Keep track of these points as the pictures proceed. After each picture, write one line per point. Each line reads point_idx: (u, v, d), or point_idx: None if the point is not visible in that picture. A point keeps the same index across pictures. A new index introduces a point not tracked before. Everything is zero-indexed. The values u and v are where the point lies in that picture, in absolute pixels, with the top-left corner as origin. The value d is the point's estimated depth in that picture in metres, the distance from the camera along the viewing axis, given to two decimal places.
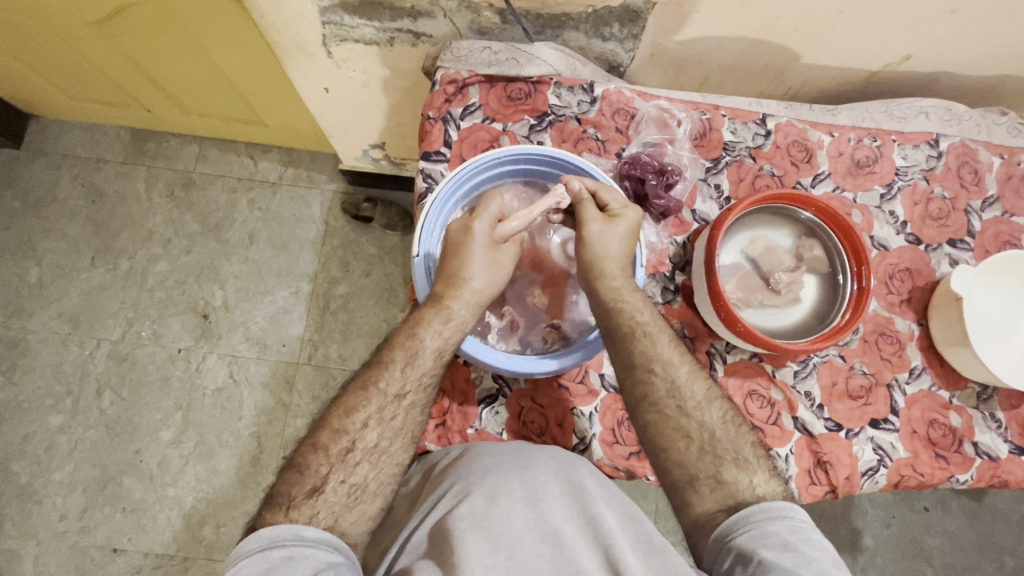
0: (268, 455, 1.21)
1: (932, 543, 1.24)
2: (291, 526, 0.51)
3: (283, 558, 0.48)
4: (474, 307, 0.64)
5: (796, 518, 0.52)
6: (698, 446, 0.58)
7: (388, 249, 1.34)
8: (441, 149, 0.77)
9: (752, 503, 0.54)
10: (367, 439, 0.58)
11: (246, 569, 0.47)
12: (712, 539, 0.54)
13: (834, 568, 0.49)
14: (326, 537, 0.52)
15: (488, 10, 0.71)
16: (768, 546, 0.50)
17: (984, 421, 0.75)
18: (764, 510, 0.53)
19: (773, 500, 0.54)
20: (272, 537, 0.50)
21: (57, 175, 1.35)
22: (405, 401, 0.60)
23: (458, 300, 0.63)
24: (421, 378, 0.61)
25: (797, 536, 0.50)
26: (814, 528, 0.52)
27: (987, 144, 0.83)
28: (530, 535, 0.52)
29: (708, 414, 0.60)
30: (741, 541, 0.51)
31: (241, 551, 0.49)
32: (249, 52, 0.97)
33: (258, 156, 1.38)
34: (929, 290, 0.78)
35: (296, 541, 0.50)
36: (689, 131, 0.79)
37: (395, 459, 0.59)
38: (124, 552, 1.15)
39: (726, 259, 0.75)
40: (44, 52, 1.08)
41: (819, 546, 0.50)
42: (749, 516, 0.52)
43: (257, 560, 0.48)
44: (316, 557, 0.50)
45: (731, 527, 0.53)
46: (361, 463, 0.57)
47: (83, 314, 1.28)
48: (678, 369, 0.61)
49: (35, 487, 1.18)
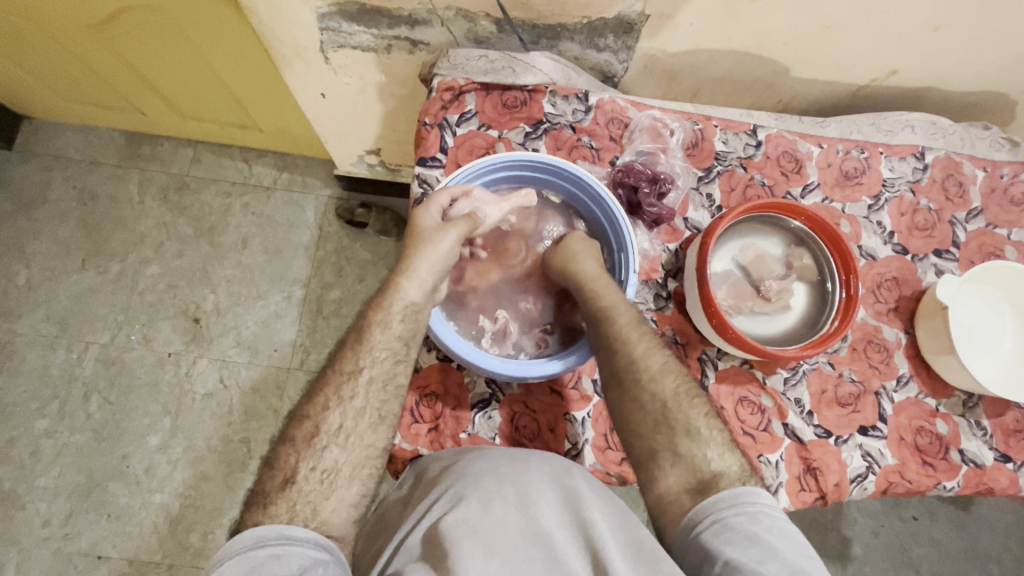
0: (257, 461, 1.20)
1: (921, 552, 1.25)
2: (278, 525, 0.50)
3: (268, 556, 0.48)
4: (425, 289, 0.64)
5: (757, 506, 0.52)
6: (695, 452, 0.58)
7: (382, 254, 1.34)
8: (437, 154, 0.77)
9: (716, 492, 0.53)
10: (330, 421, 0.57)
11: (230, 571, 0.46)
12: (679, 533, 0.53)
13: (798, 556, 0.49)
14: (311, 537, 0.50)
15: (484, 19, 0.73)
16: (732, 541, 0.49)
17: (969, 429, 0.76)
18: (727, 502, 0.52)
19: (737, 487, 0.54)
20: (257, 537, 0.49)
21: (49, 176, 1.34)
22: (391, 385, 0.60)
23: (408, 281, 0.63)
24: (393, 363, 0.61)
25: (761, 527, 0.50)
26: (778, 515, 0.51)
27: (972, 157, 0.85)
28: (523, 539, 0.52)
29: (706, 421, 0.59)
30: (705, 537, 0.51)
31: (226, 552, 0.48)
32: (245, 56, 0.97)
33: (253, 161, 1.38)
34: (916, 299, 0.80)
35: (283, 540, 0.49)
36: (682, 141, 0.81)
37: (365, 440, 0.58)
38: (108, 559, 1.13)
39: (718, 267, 0.76)
40: (40, 55, 1.08)
41: (783, 536, 0.50)
42: (712, 509, 0.52)
43: (242, 560, 0.47)
44: (302, 555, 0.49)
45: (696, 520, 0.52)
46: (328, 447, 0.56)
47: (72, 317, 1.26)
48: (669, 377, 0.62)
49: (18, 492, 1.16)
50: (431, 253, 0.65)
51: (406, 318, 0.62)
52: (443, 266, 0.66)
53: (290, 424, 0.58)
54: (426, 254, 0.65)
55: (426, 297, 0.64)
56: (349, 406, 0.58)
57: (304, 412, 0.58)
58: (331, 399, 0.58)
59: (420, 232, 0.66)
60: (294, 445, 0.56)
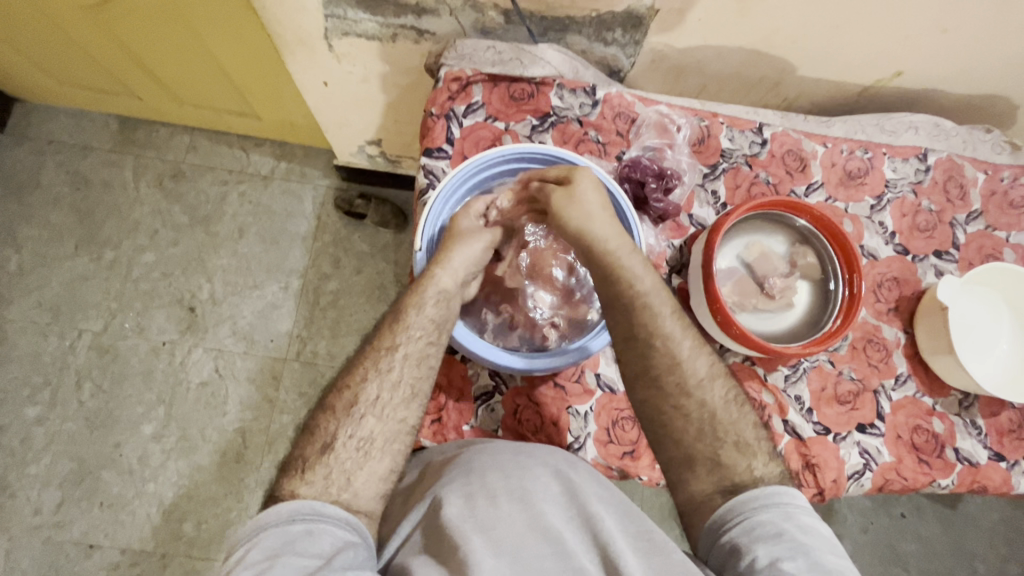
0: (253, 451, 1.19)
1: (907, 549, 1.27)
2: (312, 501, 0.50)
3: (302, 532, 0.48)
4: (458, 277, 0.64)
5: (788, 504, 0.53)
6: (696, 429, 0.58)
7: (380, 246, 1.33)
8: (443, 145, 0.76)
9: (748, 486, 0.55)
10: (368, 393, 0.57)
11: (267, 542, 0.47)
12: (707, 528, 0.54)
13: (827, 553, 0.50)
14: (343, 516, 0.51)
15: (492, 10, 0.72)
16: (763, 536, 0.51)
17: (965, 428, 0.77)
18: (756, 498, 0.53)
19: (767, 484, 0.55)
20: (291, 511, 0.49)
21: (41, 160, 1.32)
22: (424, 364, 0.59)
23: (443, 271, 0.63)
24: (426, 343, 0.60)
25: (792, 525, 0.51)
26: (806, 511, 0.53)
27: (973, 160, 0.86)
28: (532, 535, 0.53)
29: (710, 394, 0.59)
30: (734, 534, 0.52)
31: (261, 523, 0.49)
32: (245, 41, 0.95)
33: (251, 149, 1.36)
34: (915, 299, 0.80)
35: (316, 517, 0.49)
36: (689, 137, 0.81)
37: (397, 415, 0.57)
38: (100, 548, 1.12)
39: (722, 263, 0.76)
40: (33, 34, 1.05)
41: (811, 532, 0.51)
42: (742, 506, 0.53)
43: (277, 533, 0.48)
44: (333, 534, 0.49)
45: (725, 518, 0.53)
46: (366, 417, 0.56)
47: (64, 304, 1.24)
48: (679, 345, 0.61)
49: (8, 481, 1.15)
50: (464, 248, 0.65)
51: (440, 304, 0.62)
52: (478, 262, 0.67)
53: (330, 393, 0.58)
54: (458, 251, 0.65)
55: (457, 289, 0.64)
56: (385, 378, 0.57)
57: (344, 382, 0.58)
58: (370, 369, 0.58)
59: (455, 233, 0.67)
60: (334, 412, 0.56)
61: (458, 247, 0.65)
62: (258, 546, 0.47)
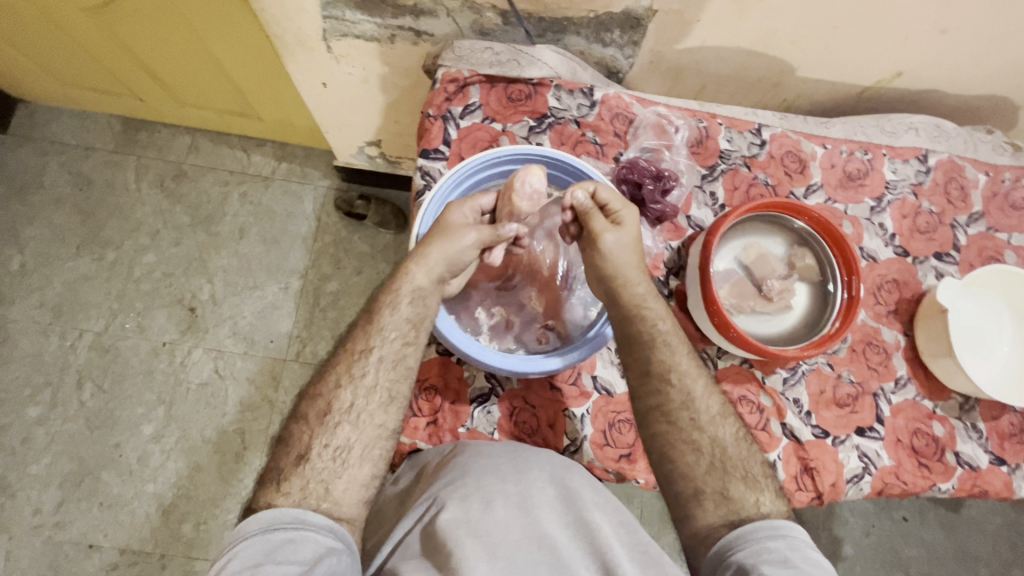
0: (252, 451, 1.19)
1: (910, 553, 1.26)
2: (292, 508, 0.51)
3: (284, 540, 0.49)
4: (435, 274, 0.63)
5: (795, 536, 0.53)
6: (683, 466, 0.58)
7: (380, 247, 1.33)
8: (440, 146, 0.76)
9: (754, 519, 0.55)
10: (342, 399, 0.57)
11: (247, 551, 0.47)
12: (710, 554, 0.54)
13: None
14: (326, 523, 0.51)
15: (490, 11, 0.72)
16: (770, 561, 0.51)
17: (966, 432, 0.76)
18: (763, 527, 0.53)
19: (776, 518, 0.55)
20: (271, 520, 0.50)
21: (44, 161, 1.32)
22: (401, 365, 0.59)
23: (418, 265, 0.62)
24: (402, 344, 0.60)
25: (798, 553, 0.52)
26: (812, 546, 0.53)
27: (974, 161, 0.85)
28: (524, 539, 0.53)
29: (722, 430, 0.60)
30: (739, 558, 0.52)
31: (240, 533, 0.49)
32: (243, 41, 0.95)
33: (252, 150, 1.37)
34: (915, 301, 0.80)
35: (299, 525, 0.50)
36: (687, 138, 0.80)
37: (377, 420, 0.57)
38: (99, 548, 1.12)
39: (720, 265, 0.76)
40: (36, 36, 1.06)
41: (817, 564, 0.51)
42: (749, 533, 0.53)
43: (257, 541, 0.48)
44: (318, 542, 0.49)
45: (730, 543, 0.53)
46: (341, 425, 0.56)
47: (66, 305, 1.25)
48: (665, 387, 0.61)
49: (9, 480, 1.15)
50: (451, 242, 0.63)
51: (414, 302, 0.61)
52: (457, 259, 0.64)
53: (302, 402, 0.58)
54: (441, 244, 0.63)
55: (434, 285, 0.63)
56: (359, 383, 0.57)
57: (316, 390, 0.58)
58: (345, 376, 0.58)
59: (444, 224, 0.64)
60: (308, 421, 0.56)
61: (442, 238, 0.63)
62: (238, 556, 0.47)
